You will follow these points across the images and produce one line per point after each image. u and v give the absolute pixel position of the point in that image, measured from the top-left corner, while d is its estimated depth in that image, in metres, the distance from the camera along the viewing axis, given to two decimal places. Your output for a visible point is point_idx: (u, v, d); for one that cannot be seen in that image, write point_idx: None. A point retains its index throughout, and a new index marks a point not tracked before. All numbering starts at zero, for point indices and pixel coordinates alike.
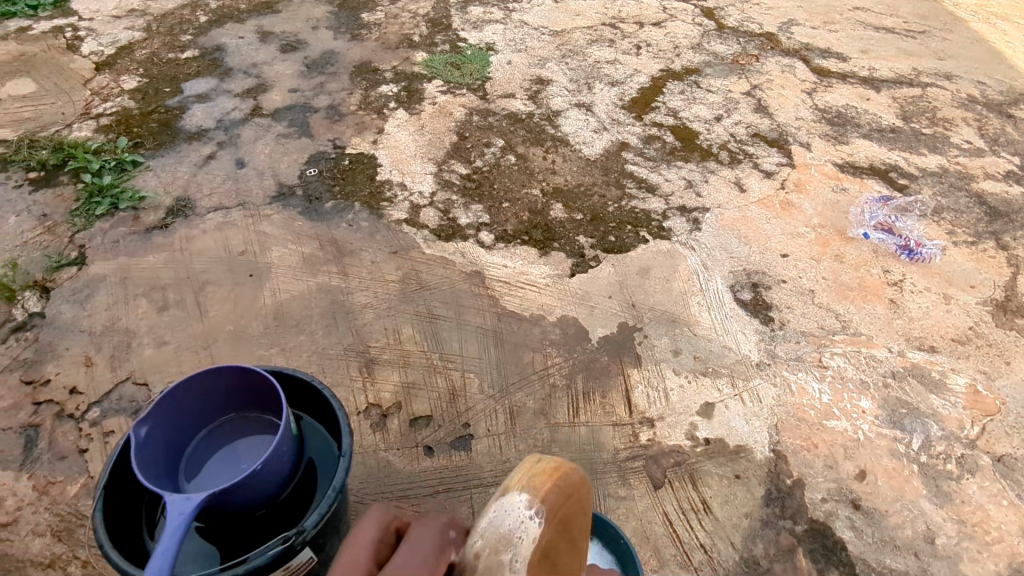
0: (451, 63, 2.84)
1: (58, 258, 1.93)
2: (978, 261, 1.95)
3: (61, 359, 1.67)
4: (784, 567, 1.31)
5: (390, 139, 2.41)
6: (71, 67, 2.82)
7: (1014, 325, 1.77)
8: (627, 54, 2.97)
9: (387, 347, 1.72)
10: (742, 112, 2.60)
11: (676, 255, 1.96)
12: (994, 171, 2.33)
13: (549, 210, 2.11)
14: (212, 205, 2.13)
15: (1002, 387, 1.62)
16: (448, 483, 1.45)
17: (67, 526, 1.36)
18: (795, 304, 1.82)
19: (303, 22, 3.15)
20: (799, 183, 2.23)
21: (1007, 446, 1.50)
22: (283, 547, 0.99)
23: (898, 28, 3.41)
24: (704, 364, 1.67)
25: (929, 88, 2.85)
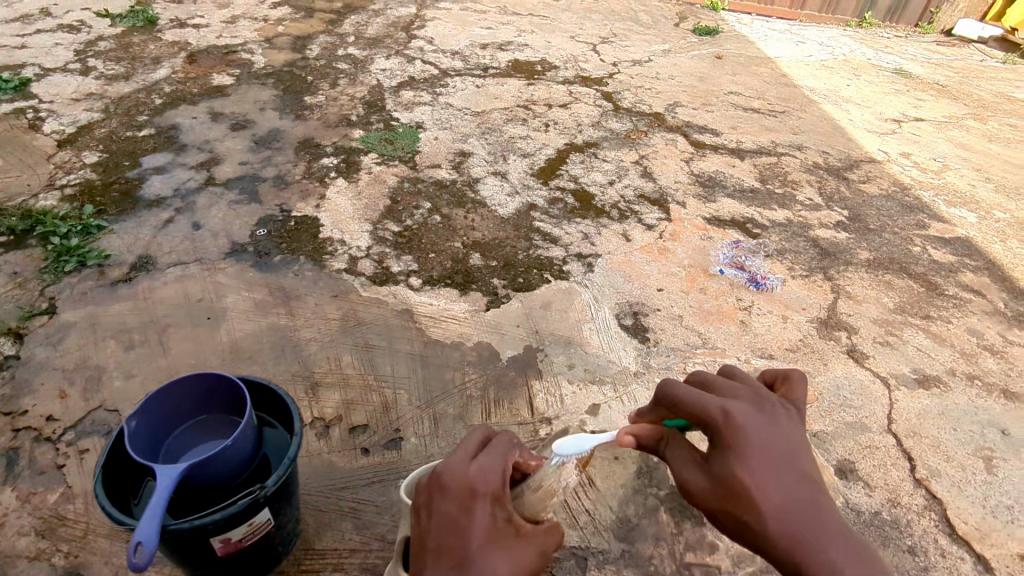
0: (384, 139, 3.28)
1: (30, 308, 2.18)
2: (809, 289, 2.46)
3: (36, 393, 1.91)
4: (649, 521, 1.67)
5: (332, 203, 2.78)
6: (33, 144, 3.09)
7: (833, 336, 2.26)
8: (537, 131, 3.49)
9: (329, 371, 2.03)
10: (631, 177, 3.12)
11: (572, 291, 2.38)
12: (828, 222, 2.90)
13: (469, 258, 2.52)
14: (172, 260, 2.43)
15: (821, 382, 2.07)
16: (382, 475, 1.76)
17: (49, 526, 1.59)
18: (666, 327, 2.26)
19: (251, 105, 3.55)
20: (674, 233, 2.73)
21: (821, 424, 1.94)
22: (250, 499, 1.29)
23: (762, 109, 4.10)
24: (593, 374, 2.07)
25: (783, 157, 3.47)
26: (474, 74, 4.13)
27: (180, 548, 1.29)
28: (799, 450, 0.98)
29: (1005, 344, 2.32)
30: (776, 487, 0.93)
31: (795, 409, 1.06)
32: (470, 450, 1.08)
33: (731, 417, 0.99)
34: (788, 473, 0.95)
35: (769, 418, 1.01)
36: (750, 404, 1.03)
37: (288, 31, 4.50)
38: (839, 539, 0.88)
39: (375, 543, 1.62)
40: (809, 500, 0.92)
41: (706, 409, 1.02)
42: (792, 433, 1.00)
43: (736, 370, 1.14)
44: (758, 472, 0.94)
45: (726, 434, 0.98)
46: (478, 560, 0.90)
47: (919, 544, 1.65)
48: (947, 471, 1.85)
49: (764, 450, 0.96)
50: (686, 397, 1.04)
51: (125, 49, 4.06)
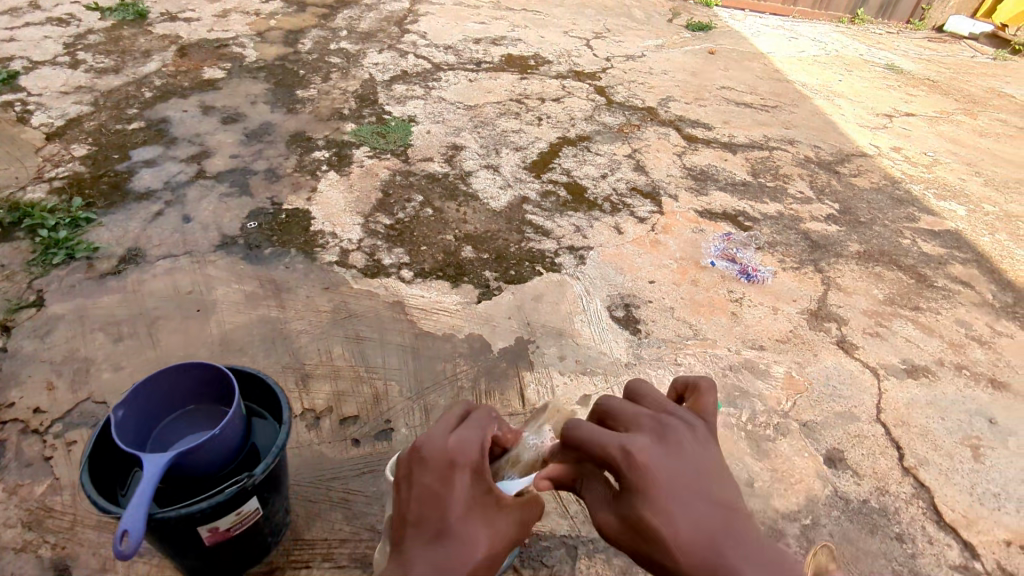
0: (377, 132, 3.27)
1: (18, 301, 2.16)
2: (800, 281, 2.47)
3: (24, 385, 1.89)
4: None
5: (323, 196, 2.77)
6: (21, 137, 3.07)
7: (823, 327, 2.27)
8: (530, 125, 3.49)
9: (320, 363, 2.03)
10: (623, 171, 3.12)
11: (564, 283, 2.38)
12: (819, 215, 2.91)
13: (460, 251, 2.51)
14: (161, 253, 2.41)
15: (811, 373, 2.08)
16: (373, 466, 1.75)
17: (36, 517, 1.58)
18: (657, 318, 2.26)
19: (243, 98, 3.53)
20: (666, 225, 2.73)
21: (811, 414, 1.94)
22: (237, 488, 1.29)
23: (755, 103, 4.11)
24: (584, 365, 2.07)
25: (775, 151, 3.48)
26: (467, 68, 4.12)
27: (167, 537, 1.28)
28: (707, 472, 0.91)
29: (993, 334, 2.33)
30: (689, 521, 0.85)
31: (702, 425, 1.00)
32: (448, 425, 1.08)
33: (629, 452, 0.91)
34: (697, 500, 0.87)
35: (671, 445, 0.93)
36: (652, 431, 0.95)
37: (280, 25, 4.48)
38: (755, 562, 0.80)
39: (365, 533, 1.61)
40: (718, 526, 0.84)
41: (604, 447, 0.93)
42: (695, 455, 0.93)
43: (643, 389, 1.08)
44: (667, 508, 0.86)
45: (629, 474, 0.90)
46: (458, 529, 0.91)
47: (907, 531, 1.66)
48: (935, 459, 1.86)
49: (667, 481, 0.88)
50: (587, 435, 0.96)
51: (115, 42, 4.03)
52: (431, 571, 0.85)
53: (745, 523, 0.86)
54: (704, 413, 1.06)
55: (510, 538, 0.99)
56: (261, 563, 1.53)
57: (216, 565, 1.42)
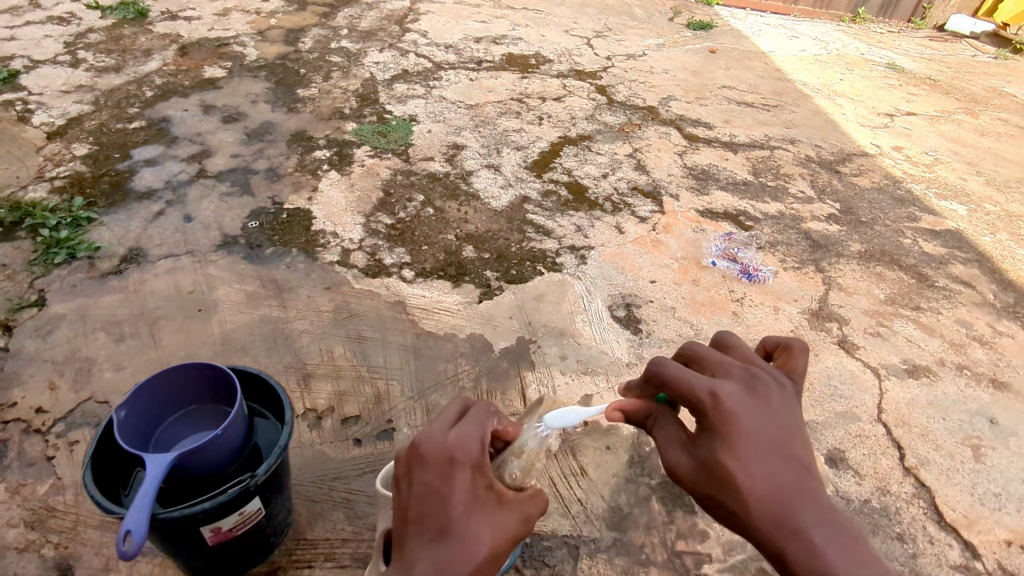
0: (378, 132, 3.27)
1: (19, 300, 2.16)
2: (801, 281, 2.47)
3: (26, 385, 1.89)
4: (641, 510, 1.67)
5: (324, 196, 2.77)
6: (22, 136, 3.07)
7: (824, 327, 2.27)
8: (531, 124, 3.49)
9: (322, 363, 2.03)
10: (624, 170, 3.12)
11: (566, 283, 2.38)
12: (820, 215, 2.91)
13: (462, 251, 2.51)
14: (163, 253, 2.41)
15: (811, 373, 2.08)
16: (374, 466, 1.75)
17: (38, 517, 1.59)
18: (659, 318, 2.26)
19: (243, 97, 3.52)
20: (667, 225, 2.73)
21: (812, 414, 1.95)
22: (240, 488, 1.29)
23: (756, 102, 4.11)
24: (585, 365, 2.07)
25: (776, 150, 3.48)
26: (468, 67, 4.12)
27: (170, 537, 1.28)
28: (789, 431, 0.98)
29: (994, 334, 2.34)
30: (765, 470, 0.93)
31: (790, 384, 1.06)
32: (448, 422, 1.08)
33: (718, 397, 0.99)
34: (776, 454, 0.95)
35: (757, 399, 1.00)
36: (742, 382, 1.03)
37: (280, 24, 4.48)
38: (820, 520, 0.88)
39: (368, 533, 1.61)
40: (792, 481, 0.92)
41: (693, 389, 1.01)
42: (779, 412, 0.99)
43: (734, 342, 1.15)
44: (746, 456, 0.94)
45: (714, 418, 0.98)
46: (460, 526, 0.92)
47: (907, 531, 1.66)
48: (936, 459, 1.86)
49: (749, 432, 0.96)
50: (678, 376, 1.04)
51: (115, 41, 4.03)
52: (433, 571, 0.86)
53: (817, 483, 0.93)
54: (794, 372, 1.10)
55: (514, 533, 0.98)
56: (264, 563, 1.54)
57: (219, 565, 1.42)
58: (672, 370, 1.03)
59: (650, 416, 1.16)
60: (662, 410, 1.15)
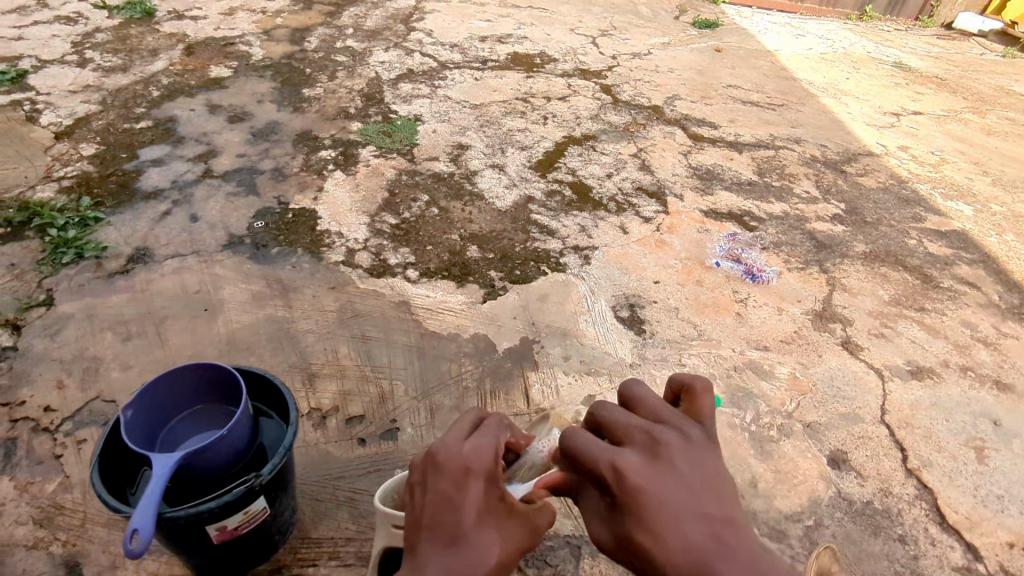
0: (383, 132, 3.28)
1: (27, 300, 2.18)
2: (805, 281, 2.47)
3: (35, 384, 1.91)
4: None
5: (329, 196, 2.78)
6: (31, 136, 3.09)
7: (828, 328, 2.27)
8: (535, 124, 3.49)
9: (326, 363, 2.04)
10: (629, 170, 3.12)
11: (570, 283, 2.39)
12: (824, 215, 2.91)
13: (466, 251, 2.52)
14: (169, 252, 2.43)
15: (814, 373, 2.08)
16: (378, 465, 1.77)
17: (47, 515, 1.61)
18: (662, 319, 2.27)
19: (249, 97, 3.54)
20: (671, 225, 2.73)
21: (815, 415, 1.95)
22: (245, 488, 1.30)
23: (761, 102, 4.09)
24: (589, 366, 2.08)
25: (781, 150, 3.47)
26: (473, 66, 4.13)
27: (177, 536, 1.30)
28: (706, 489, 0.82)
29: (998, 336, 2.33)
30: (685, 541, 0.77)
31: (696, 431, 0.90)
32: (463, 429, 1.07)
33: (619, 469, 0.83)
34: (691, 520, 0.78)
35: (665, 461, 0.83)
36: (643, 444, 0.86)
37: (286, 23, 4.49)
38: None
39: (371, 532, 1.63)
40: (712, 547, 0.76)
41: (591, 463, 0.85)
42: (692, 469, 0.83)
43: (637, 393, 0.96)
44: (660, 527, 0.78)
45: (619, 492, 0.82)
46: (472, 538, 0.93)
47: (909, 532, 1.66)
48: (939, 461, 1.86)
49: (659, 499, 0.80)
50: (579, 448, 0.87)
51: (122, 41, 4.05)
52: None
53: (739, 541, 0.77)
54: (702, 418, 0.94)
55: (519, 544, 1.01)
56: (269, 560, 1.55)
57: (225, 563, 1.44)
58: (570, 442, 0.87)
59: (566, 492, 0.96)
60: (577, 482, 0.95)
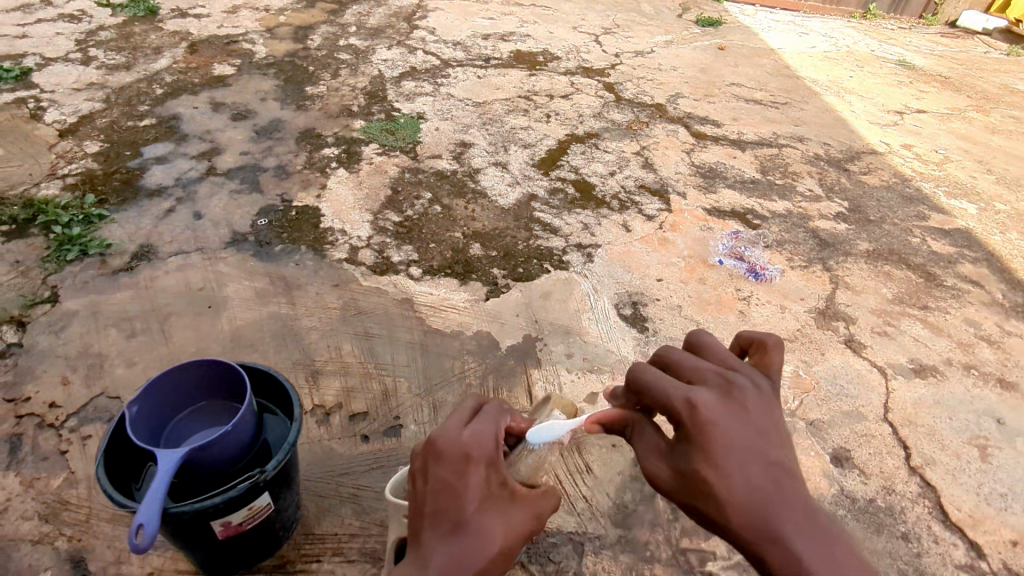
0: (386, 129, 3.28)
1: (33, 297, 2.19)
2: (808, 280, 2.47)
3: (40, 380, 1.92)
4: (646, 507, 1.69)
5: (332, 193, 2.79)
6: (35, 134, 3.10)
7: (831, 326, 2.27)
8: (538, 122, 3.49)
9: (330, 360, 2.05)
10: (632, 168, 3.12)
11: (572, 281, 2.39)
12: (828, 213, 2.90)
13: (469, 248, 2.52)
14: (173, 249, 2.44)
15: (817, 371, 2.08)
16: (382, 462, 1.77)
17: (52, 510, 1.61)
18: (665, 316, 2.27)
19: (252, 95, 3.54)
20: (674, 224, 2.73)
21: (818, 412, 1.95)
22: (249, 483, 1.30)
23: (764, 100, 4.09)
24: (591, 363, 2.08)
25: (784, 148, 3.47)
26: (476, 64, 4.13)
27: (182, 531, 1.31)
28: (771, 438, 0.93)
29: (1002, 334, 2.33)
30: (749, 481, 0.88)
31: (767, 383, 1.01)
32: (461, 417, 1.08)
33: (696, 405, 0.93)
34: (756, 463, 0.90)
35: (737, 404, 0.95)
36: (718, 386, 0.97)
37: (289, 21, 4.49)
38: (802, 530, 0.85)
39: (375, 528, 1.64)
40: (772, 490, 0.88)
41: (669, 398, 0.96)
42: (762, 420, 0.94)
43: (707, 342, 1.08)
44: (727, 465, 0.90)
45: (691, 428, 0.93)
46: (475, 523, 0.94)
47: (912, 530, 1.66)
48: (943, 459, 1.86)
49: (728, 440, 0.91)
50: (653, 383, 0.98)
51: (126, 39, 4.06)
52: (448, 566, 0.89)
53: (796, 489, 0.89)
54: (771, 371, 1.05)
55: (523, 527, 1.02)
56: (274, 556, 1.56)
57: (229, 557, 1.45)
58: (647, 376, 0.98)
59: (627, 424, 1.09)
60: (638, 417, 1.08)
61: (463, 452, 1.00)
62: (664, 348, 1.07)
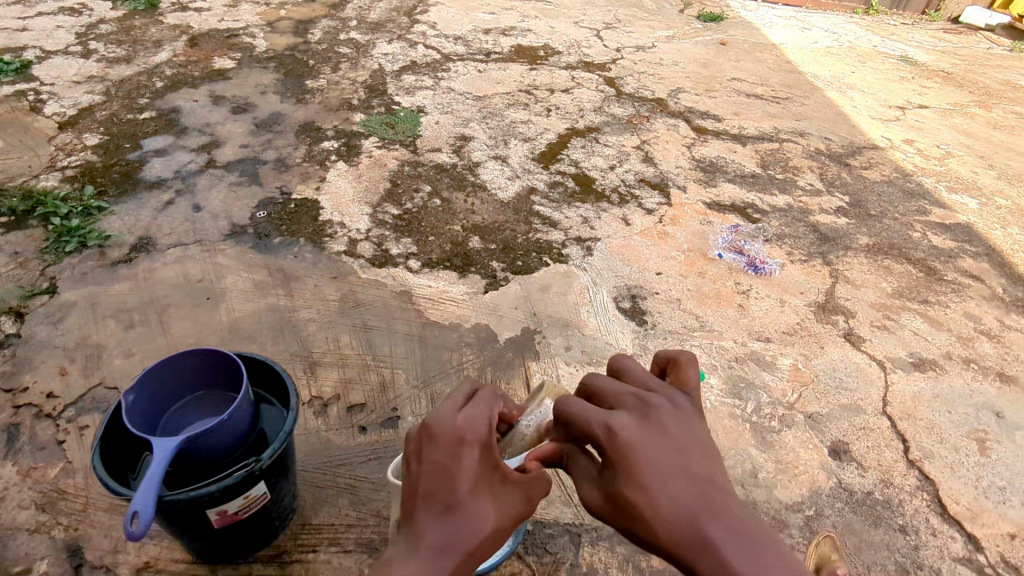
0: (386, 123, 3.27)
1: (31, 288, 2.19)
2: (808, 274, 2.46)
3: (38, 370, 1.92)
4: None
5: (331, 186, 2.78)
6: (35, 126, 3.10)
7: (830, 320, 2.26)
8: (538, 116, 3.48)
9: (328, 351, 2.05)
10: (632, 162, 3.11)
11: (571, 274, 2.39)
12: (828, 208, 2.89)
13: (468, 241, 2.52)
14: (172, 241, 2.44)
15: (816, 365, 2.08)
16: (379, 453, 1.77)
17: (49, 499, 1.62)
18: (664, 310, 2.26)
19: (252, 88, 3.54)
20: (674, 217, 2.72)
21: (816, 406, 1.94)
22: (245, 472, 1.30)
23: (765, 95, 4.07)
24: (590, 356, 2.08)
25: (785, 143, 3.46)
26: (477, 58, 4.12)
27: (177, 519, 1.31)
28: (694, 451, 0.86)
29: (1002, 328, 2.32)
30: (675, 498, 0.80)
31: (686, 399, 0.94)
32: (457, 400, 1.07)
33: (613, 430, 0.86)
34: (680, 478, 0.82)
35: (655, 423, 0.88)
36: (635, 408, 0.90)
37: (290, 15, 4.49)
38: (735, 543, 0.76)
39: (371, 519, 1.63)
40: (700, 505, 0.80)
41: (588, 426, 0.89)
42: (683, 435, 0.87)
43: (626, 365, 1.01)
44: (651, 484, 0.82)
45: (611, 451, 0.85)
46: (468, 505, 0.94)
47: (910, 523, 1.66)
48: (941, 452, 1.85)
49: (650, 458, 0.83)
50: (572, 411, 0.92)
51: (126, 32, 4.05)
52: (440, 547, 0.90)
53: (727, 502, 0.81)
54: (688, 386, 0.98)
55: (517, 511, 1.02)
56: (269, 546, 1.56)
57: (224, 546, 1.45)
58: (567, 407, 0.91)
59: (560, 457, 1.01)
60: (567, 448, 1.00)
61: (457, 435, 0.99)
62: (584, 377, 1.00)
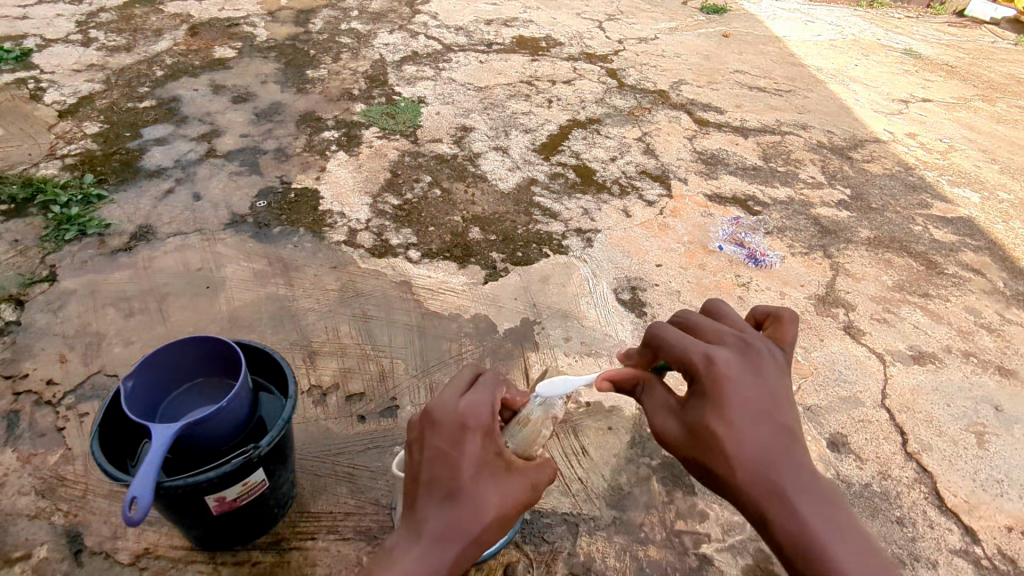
0: (386, 113, 3.26)
1: (31, 275, 2.19)
2: (808, 266, 2.46)
3: (37, 357, 1.93)
4: (641, 490, 1.69)
5: (331, 176, 2.78)
6: (35, 115, 3.09)
7: (830, 312, 2.26)
8: (540, 107, 3.47)
9: (327, 341, 2.05)
10: (633, 154, 3.10)
11: (572, 265, 2.38)
12: (829, 201, 2.88)
13: (468, 232, 2.51)
14: (172, 230, 2.43)
15: (816, 357, 2.08)
16: (378, 442, 1.78)
17: (49, 486, 1.62)
18: (663, 302, 2.26)
19: (252, 78, 3.52)
20: (675, 209, 2.72)
21: (815, 398, 1.94)
22: (243, 459, 1.30)
23: (768, 88, 4.05)
24: (589, 347, 2.08)
25: (787, 136, 3.44)
26: (478, 49, 4.10)
27: (176, 506, 1.31)
28: (780, 402, 1.03)
29: (1002, 322, 2.31)
30: (755, 435, 0.98)
31: (782, 354, 1.10)
32: (459, 388, 1.09)
33: (712, 363, 1.05)
34: (764, 421, 1.00)
35: (752, 367, 1.05)
36: (735, 348, 1.09)
37: (291, 4, 4.46)
38: (802, 485, 0.93)
39: (370, 507, 1.64)
40: (775, 449, 0.97)
41: (689, 354, 1.08)
42: (773, 385, 1.04)
43: (726, 314, 1.22)
44: (735, 419, 1.00)
45: (706, 380, 1.04)
46: (470, 491, 0.95)
47: (908, 515, 1.66)
48: (939, 445, 1.85)
49: (739, 396, 1.01)
50: (678, 344, 1.10)
51: (126, 21, 4.03)
52: (443, 532, 0.91)
53: (802, 454, 0.98)
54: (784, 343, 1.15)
55: (520, 499, 1.03)
56: (268, 533, 1.56)
57: (223, 533, 1.45)
58: (671, 337, 1.10)
59: (641, 384, 1.20)
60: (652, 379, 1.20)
61: (459, 422, 1.01)
62: (687, 315, 1.20)
